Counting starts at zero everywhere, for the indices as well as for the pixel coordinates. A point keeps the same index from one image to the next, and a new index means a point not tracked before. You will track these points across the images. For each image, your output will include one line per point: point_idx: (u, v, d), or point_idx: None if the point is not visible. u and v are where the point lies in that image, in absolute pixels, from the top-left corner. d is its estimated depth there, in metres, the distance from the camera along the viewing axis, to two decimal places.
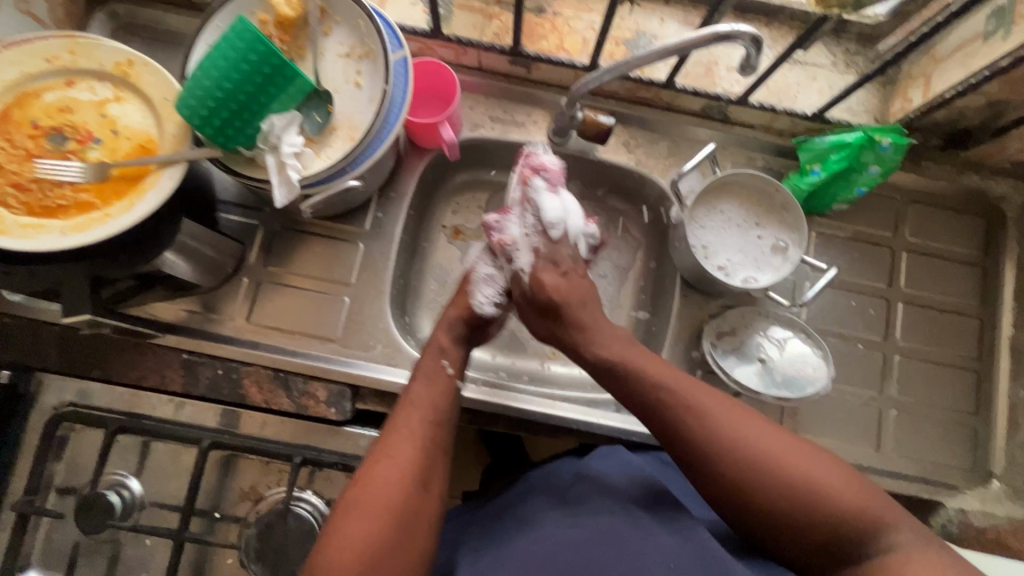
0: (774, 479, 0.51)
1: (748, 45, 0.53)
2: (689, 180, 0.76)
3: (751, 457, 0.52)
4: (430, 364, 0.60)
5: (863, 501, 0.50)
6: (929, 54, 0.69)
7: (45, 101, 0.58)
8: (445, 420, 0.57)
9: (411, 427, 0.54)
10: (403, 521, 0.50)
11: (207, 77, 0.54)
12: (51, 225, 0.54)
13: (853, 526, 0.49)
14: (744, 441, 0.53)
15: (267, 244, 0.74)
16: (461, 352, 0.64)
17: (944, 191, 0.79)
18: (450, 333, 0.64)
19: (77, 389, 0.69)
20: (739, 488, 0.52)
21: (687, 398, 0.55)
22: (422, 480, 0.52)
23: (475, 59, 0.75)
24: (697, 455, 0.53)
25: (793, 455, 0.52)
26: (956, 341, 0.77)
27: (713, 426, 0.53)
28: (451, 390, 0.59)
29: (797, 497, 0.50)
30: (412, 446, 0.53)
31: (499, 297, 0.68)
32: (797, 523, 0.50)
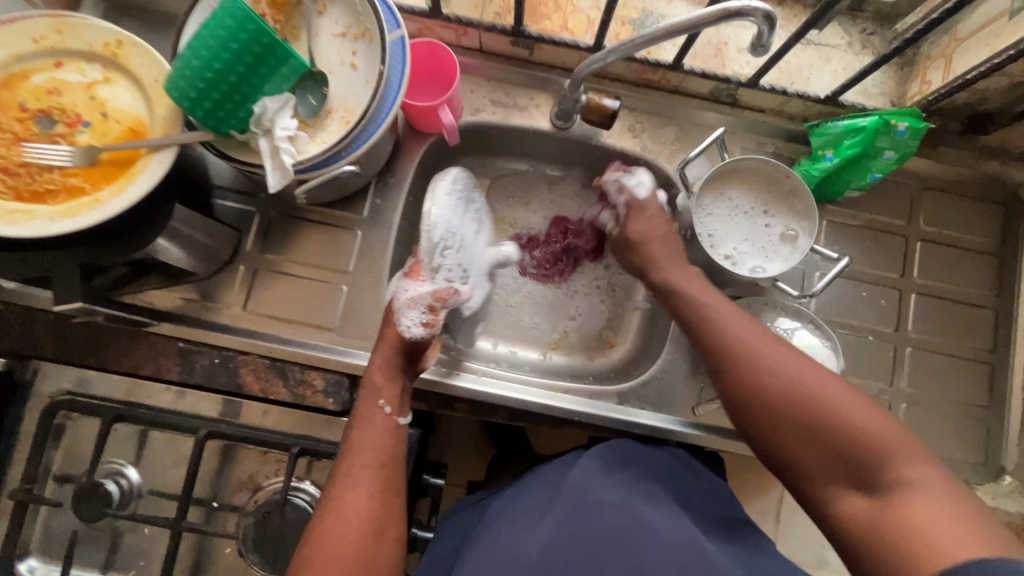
0: (785, 391, 0.53)
1: (760, 23, 0.50)
2: (695, 167, 0.74)
3: (769, 368, 0.55)
4: (368, 405, 0.61)
5: (886, 431, 0.49)
6: (950, 34, 0.66)
7: (32, 83, 0.56)
8: (390, 460, 0.58)
9: (356, 474, 0.56)
10: (360, 564, 0.52)
11: (196, 57, 0.52)
12: (39, 211, 0.53)
13: (868, 448, 0.49)
14: (766, 355, 0.56)
15: (264, 231, 0.73)
16: (398, 385, 0.63)
17: (961, 177, 0.77)
18: (384, 370, 0.63)
19: (73, 377, 0.68)
20: (752, 398, 0.55)
21: (722, 317, 0.60)
22: (374, 528, 0.54)
23: (475, 39, 0.73)
24: (723, 365, 0.58)
25: (820, 376, 0.53)
26: (969, 332, 0.75)
27: (737, 339, 0.58)
28: (392, 429, 0.60)
29: (811, 411, 0.52)
30: (359, 495, 0.55)
31: (427, 317, 0.64)
32: (805, 435, 0.52)
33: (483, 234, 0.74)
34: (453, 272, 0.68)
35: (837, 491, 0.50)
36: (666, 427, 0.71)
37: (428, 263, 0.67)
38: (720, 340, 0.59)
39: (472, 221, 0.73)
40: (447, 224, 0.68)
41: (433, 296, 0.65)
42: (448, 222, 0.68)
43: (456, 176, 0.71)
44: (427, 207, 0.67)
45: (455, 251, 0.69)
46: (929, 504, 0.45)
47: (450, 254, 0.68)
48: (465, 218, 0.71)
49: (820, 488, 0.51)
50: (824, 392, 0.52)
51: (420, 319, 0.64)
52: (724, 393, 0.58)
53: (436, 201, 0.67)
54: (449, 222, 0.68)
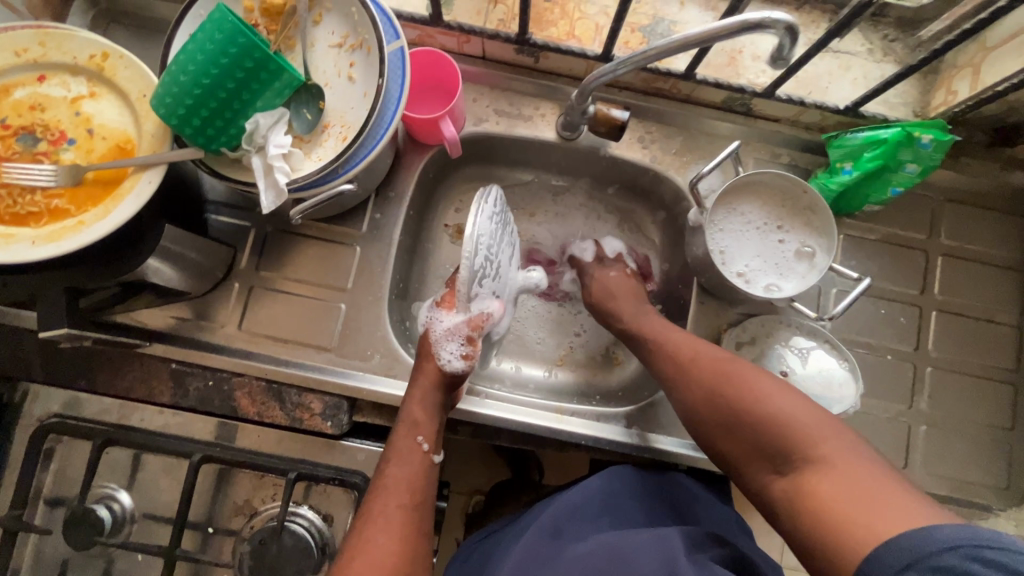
0: (709, 385, 0.58)
1: (782, 34, 0.47)
2: (708, 180, 0.71)
3: (697, 371, 0.60)
4: (404, 441, 0.59)
5: (805, 414, 0.51)
6: (979, 42, 0.62)
7: (15, 98, 0.54)
8: (423, 500, 0.57)
9: (390, 513, 0.54)
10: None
11: (183, 71, 0.50)
12: (21, 235, 0.50)
13: (784, 431, 0.51)
14: (694, 359, 0.61)
15: (259, 247, 0.70)
16: (437, 423, 0.61)
17: (984, 189, 0.73)
18: (424, 404, 0.61)
19: (63, 400, 0.66)
20: (684, 392, 0.60)
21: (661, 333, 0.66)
22: (405, 570, 0.52)
23: (478, 47, 0.70)
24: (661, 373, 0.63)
25: (741, 369, 0.57)
26: (992, 351, 0.72)
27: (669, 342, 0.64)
28: (426, 468, 0.59)
29: (733, 404, 0.55)
30: (390, 536, 0.52)
31: (466, 348, 0.63)
32: (732, 425, 0.55)
33: (516, 260, 0.69)
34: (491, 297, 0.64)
35: (763, 475, 0.52)
36: (677, 451, 0.68)
37: (468, 296, 0.59)
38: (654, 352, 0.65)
39: (506, 243, 0.65)
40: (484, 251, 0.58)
41: (469, 324, 0.63)
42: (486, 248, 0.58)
43: (495, 194, 0.62)
44: (467, 226, 0.56)
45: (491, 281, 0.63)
46: (841, 479, 0.46)
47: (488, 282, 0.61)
48: (502, 241, 0.63)
49: (754, 476, 0.53)
50: (740, 384, 0.56)
51: (459, 350, 0.63)
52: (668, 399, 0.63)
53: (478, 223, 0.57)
54: (492, 255, 0.60)
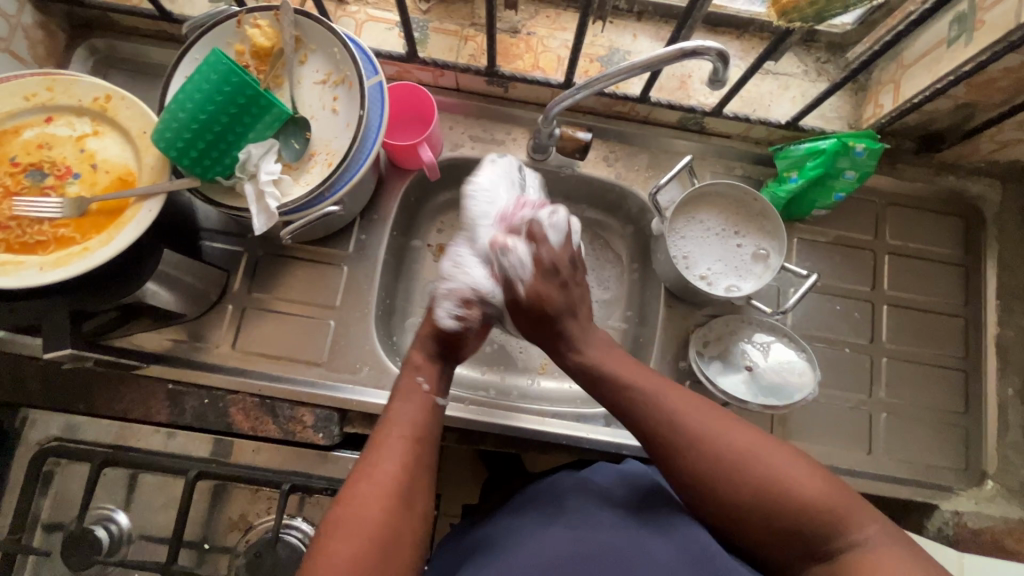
0: (739, 474, 0.50)
1: (715, 60, 0.54)
2: (668, 192, 0.77)
3: (726, 459, 0.51)
4: (406, 381, 0.60)
5: (829, 493, 0.49)
6: (897, 61, 0.70)
7: (24, 138, 0.59)
8: (426, 435, 0.55)
9: (392, 443, 0.53)
10: (386, 529, 0.48)
11: (182, 108, 0.55)
12: (30, 261, 0.54)
13: (814, 518, 0.48)
14: (707, 438, 0.52)
15: (251, 270, 0.74)
16: (437, 367, 0.62)
17: (922, 192, 0.80)
18: (423, 351, 0.63)
19: (64, 424, 0.70)
20: (706, 483, 0.51)
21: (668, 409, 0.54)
22: (404, 499, 0.50)
23: (452, 80, 0.76)
24: (668, 452, 0.53)
25: (763, 449, 0.51)
26: (942, 341, 0.77)
27: (673, 421, 0.54)
28: (429, 406, 0.58)
29: (765, 490, 0.50)
30: (392, 462, 0.52)
31: (460, 310, 0.64)
32: (766, 519, 0.49)
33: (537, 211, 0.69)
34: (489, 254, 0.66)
35: (799, 563, 0.50)
36: None
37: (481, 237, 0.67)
38: (671, 431, 0.53)
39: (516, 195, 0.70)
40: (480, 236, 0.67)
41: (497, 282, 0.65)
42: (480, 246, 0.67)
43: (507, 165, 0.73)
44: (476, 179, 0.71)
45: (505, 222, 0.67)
46: (891, 561, 0.45)
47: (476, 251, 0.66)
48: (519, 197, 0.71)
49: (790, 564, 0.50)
50: (776, 472, 0.50)
51: (452, 311, 0.64)
52: (669, 475, 0.54)
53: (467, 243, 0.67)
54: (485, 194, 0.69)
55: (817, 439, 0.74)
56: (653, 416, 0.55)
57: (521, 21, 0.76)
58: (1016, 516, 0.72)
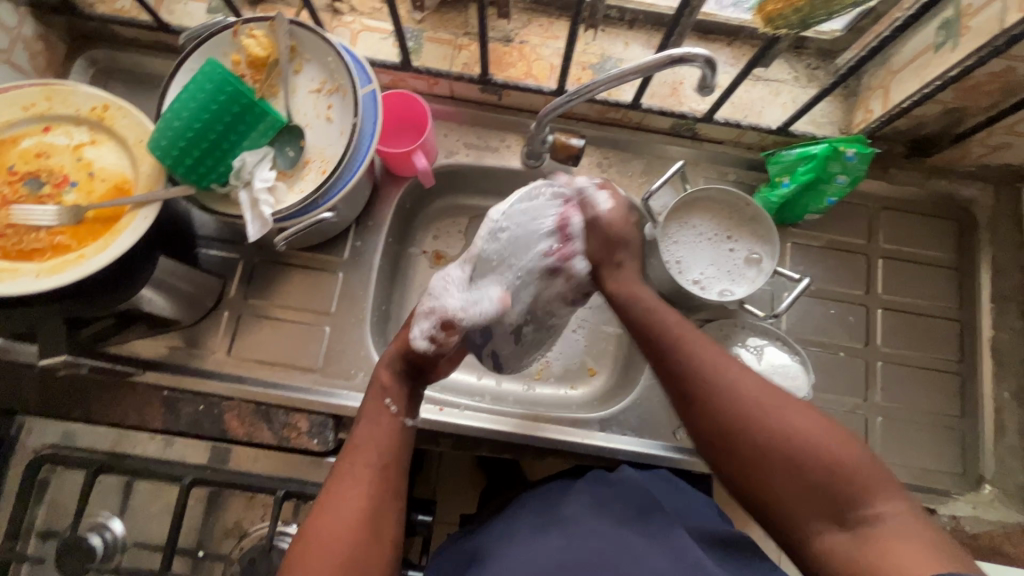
0: (769, 424, 0.52)
1: (703, 66, 0.55)
2: (661, 198, 0.78)
3: (762, 409, 0.52)
4: (373, 403, 0.59)
5: (853, 454, 0.49)
6: (886, 66, 0.71)
7: (22, 148, 0.59)
8: (390, 462, 0.55)
9: (359, 472, 0.53)
10: (351, 559, 0.49)
11: (177, 117, 0.56)
12: (25, 269, 0.55)
13: (836, 479, 0.48)
14: (745, 385, 0.54)
15: (247, 277, 0.75)
16: (406, 387, 0.61)
17: (915, 196, 0.80)
18: (390, 369, 0.61)
19: (61, 432, 0.69)
20: (735, 429, 0.53)
21: (709, 357, 0.57)
22: (368, 526, 0.51)
23: (446, 88, 0.77)
24: (699, 406, 0.56)
25: (794, 407, 0.52)
26: (937, 344, 0.77)
27: (711, 367, 0.56)
28: (398, 429, 0.58)
29: (788, 447, 0.50)
30: (358, 492, 0.52)
31: (436, 331, 0.61)
32: (788, 473, 0.50)
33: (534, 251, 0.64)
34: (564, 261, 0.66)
35: (818, 528, 0.48)
36: (649, 452, 0.72)
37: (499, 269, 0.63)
38: (702, 381, 0.56)
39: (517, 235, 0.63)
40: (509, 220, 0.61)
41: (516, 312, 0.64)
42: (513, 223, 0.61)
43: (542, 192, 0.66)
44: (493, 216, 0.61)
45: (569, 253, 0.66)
46: (908, 535, 0.45)
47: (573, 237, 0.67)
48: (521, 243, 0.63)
49: (805, 528, 0.49)
50: (806, 430, 0.50)
51: (430, 332, 0.60)
52: (700, 418, 0.55)
53: (510, 207, 0.61)
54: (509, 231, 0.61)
55: None
56: (685, 370, 0.57)
57: (514, 30, 0.77)
58: (1015, 520, 0.72)
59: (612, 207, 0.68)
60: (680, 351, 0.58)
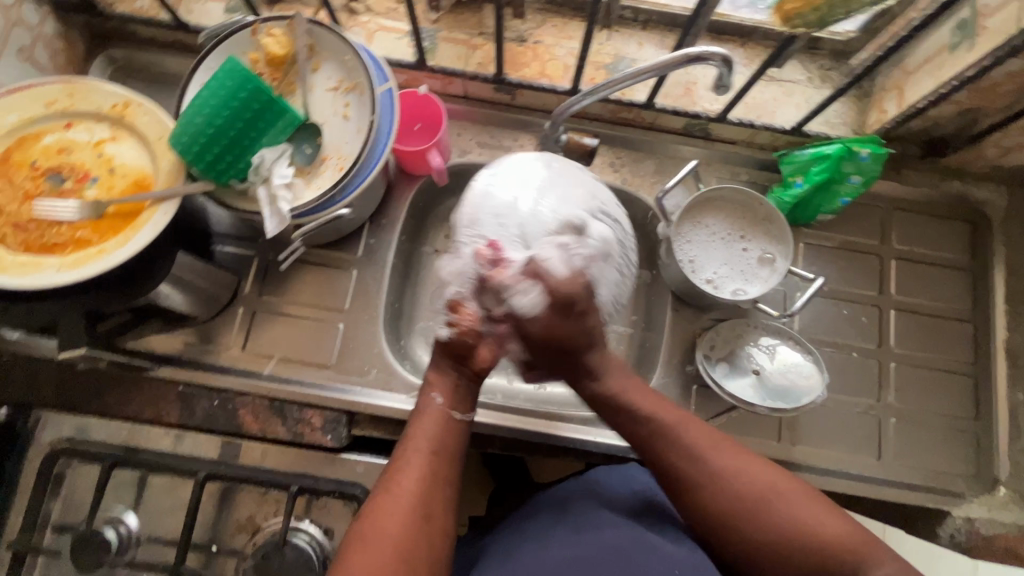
0: (762, 514, 0.51)
1: (720, 65, 0.55)
2: (673, 197, 0.78)
3: (755, 498, 0.51)
4: (423, 397, 0.57)
5: (848, 535, 0.50)
6: (900, 67, 0.71)
7: (44, 143, 0.60)
8: (444, 451, 0.54)
9: (416, 459, 0.52)
10: (408, 547, 0.48)
11: (199, 114, 0.56)
12: (48, 262, 0.55)
13: (831, 560, 0.49)
14: (736, 475, 0.53)
15: (262, 274, 0.75)
16: (450, 376, 0.59)
17: (928, 197, 0.80)
18: (440, 366, 0.60)
19: (74, 425, 0.69)
20: (729, 518, 0.52)
21: (697, 443, 0.55)
22: (422, 512, 0.49)
23: (460, 87, 0.78)
24: (685, 489, 0.54)
25: (786, 490, 0.52)
26: (951, 346, 0.77)
27: (698, 456, 0.54)
28: (449, 420, 0.56)
29: (783, 533, 0.50)
30: (414, 479, 0.51)
31: (451, 318, 0.60)
32: (784, 560, 0.50)
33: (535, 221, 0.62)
34: (562, 252, 0.59)
35: None
36: None
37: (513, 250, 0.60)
38: (688, 468, 0.54)
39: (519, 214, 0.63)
40: (488, 198, 0.64)
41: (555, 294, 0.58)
42: (487, 194, 0.64)
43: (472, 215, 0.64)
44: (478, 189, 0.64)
45: (556, 238, 0.61)
46: None
47: (578, 209, 0.63)
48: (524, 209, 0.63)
49: None
50: (798, 516, 0.50)
51: (444, 320, 0.60)
52: (689, 507, 0.54)
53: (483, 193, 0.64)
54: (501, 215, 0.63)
55: (826, 444, 0.74)
56: (675, 455, 0.55)
57: (528, 30, 0.78)
58: None
59: (541, 296, 0.57)
60: (667, 440, 0.55)
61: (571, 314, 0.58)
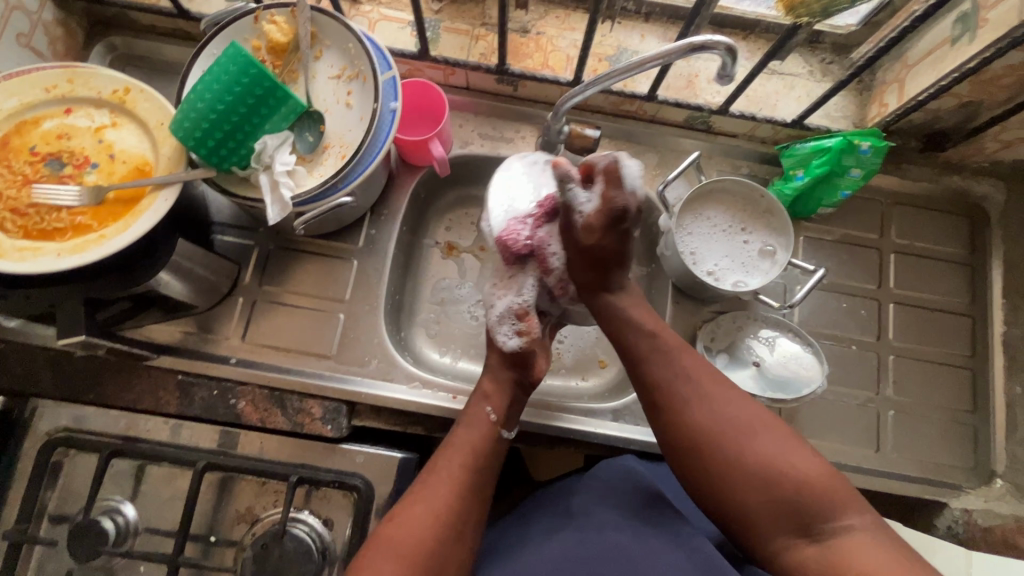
0: (742, 441, 0.56)
1: (724, 54, 0.55)
2: (675, 189, 0.78)
3: (737, 428, 0.56)
4: (475, 408, 0.64)
5: (822, 474, 0.54)
6: (901, 60, 0.71)
7: (43, 129, 0.60)
8: (485, 468, 0.60)
9: (455, 469, 0.58)
10: (436, 554, 0.54)
11: (201, 99, 0.56)
12: (47, 248, 0.55)
13: (803, 493, 0.53)
14: (721, 403, 0.58)
15: (262, 264, 0.75)
16: (507, 395, 0.65)
17: (927, 192, 0.81)
18: (495, 377, 0.66)
19: (72, 415, 0.68)
20: (711, 441, 0.56)
21: (689, 372, 0.60)
22: (452, 524, 0.56)
23: (462, 78, 0.77)
24: (673, 408, 0.59)
25: (767, 426, 0.57)
26: (949, 339, 0.78)
27: (688, 382, 0.60)
28: (491, 437, 0.62)
29: (759, 462, 0.55)
30: (450, 488, 0.57)
31: (517, 326, 0.67)
32: (756, 488, 0.54)
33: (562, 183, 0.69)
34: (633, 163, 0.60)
35: (785, 539, 0.53)
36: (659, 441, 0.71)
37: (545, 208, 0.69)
38: (680, 391, 0.59)
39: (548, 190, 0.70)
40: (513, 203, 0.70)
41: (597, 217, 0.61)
42: (512, 204, 0.69)
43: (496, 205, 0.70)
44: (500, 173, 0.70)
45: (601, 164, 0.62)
46: (868, 546, 0.50)
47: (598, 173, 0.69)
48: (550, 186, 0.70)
49: (772, 539, 0.54)
50: (775, 447, 0.55)
51: (513, 330, 0.67)
52: (672, 428, 0.59)
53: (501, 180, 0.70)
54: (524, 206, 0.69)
55: (825, 436, 0.74)
56: (666, 381, 0.60)
57: (531, 21, 0.78)
58: None
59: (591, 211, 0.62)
60: (663, 363, 0.61)
61: (615, 229, 0.60)
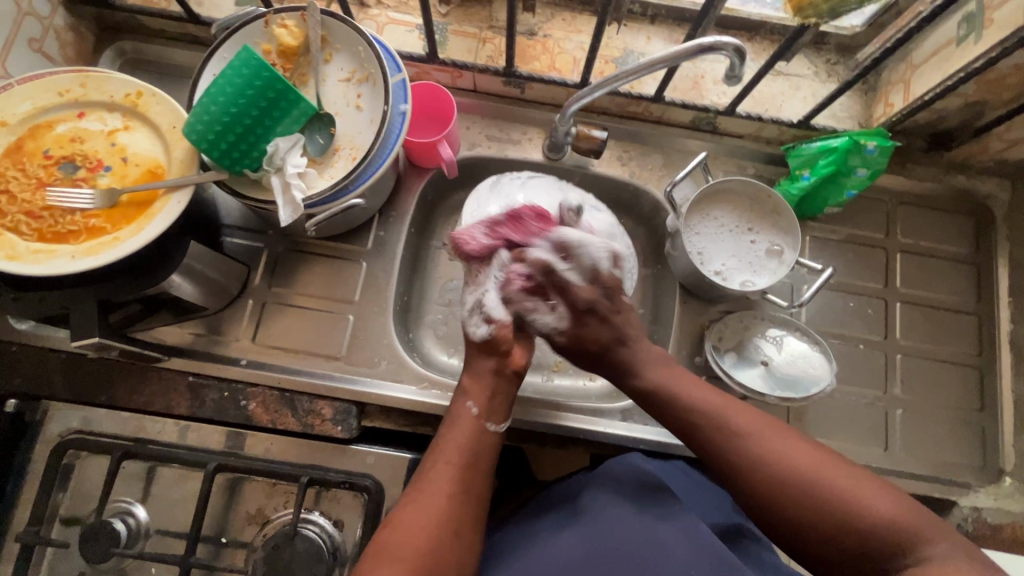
0: (805, 487, 0.51)
1: (732, 55, 0.55)
2: (682, 189, 0.78)
3: (794, 473, 0.52)
4: (458, 404, 0.61)
5: (895, 509, 0.49)
6: (906, 61, 0.72)
7: (57, 132, 0.60)
8: (476, 464, 0.57)
9: (446, 469, 0.56)
10: (435, 556, 0.51)
11: (214, 102, 0.56)
12: (61, 250, 0.55)
13: (878, 534, 0.48)
14: (773, 449, 0.53)
15: (271, 266, 0.76)
16: (487, 383, 0.62)
17: (933, 191, 0.81)
18: (475, 374, 0.63)
19: (81, 417, 0.69)
20: (768, 490, 0.52)
21: (735, 420, 0.56)
22: (451, 526, 0.53)
23: (470, 81, 0.78)
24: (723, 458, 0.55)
25: (827, 466, 0.52)
26: (956, 338, 0.78)
27: (734, 429, 0.55)
28: (480, 433, 0.59)
29: (826, 507, 0.50)
30: (442, 490, 0.54)
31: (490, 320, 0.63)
32: (827, 534, 0.49)
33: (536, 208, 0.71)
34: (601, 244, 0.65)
35: None
36: (669, 441, 0.72)
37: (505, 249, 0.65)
38: (726, 441, 0.55)
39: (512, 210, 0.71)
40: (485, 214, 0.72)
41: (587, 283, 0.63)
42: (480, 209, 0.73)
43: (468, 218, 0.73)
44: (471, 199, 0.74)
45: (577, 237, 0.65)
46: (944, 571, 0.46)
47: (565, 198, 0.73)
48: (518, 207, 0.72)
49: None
50: (839, 488, 0.50)
51: (481, 319, 0.63)
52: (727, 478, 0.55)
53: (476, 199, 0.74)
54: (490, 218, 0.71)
55: (833, 435, 0.74)
56: (711, 431, 0.57)
57: (538, 24, 0.78)
58: None
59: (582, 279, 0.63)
60: (706, 412, 0.57)
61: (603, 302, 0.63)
